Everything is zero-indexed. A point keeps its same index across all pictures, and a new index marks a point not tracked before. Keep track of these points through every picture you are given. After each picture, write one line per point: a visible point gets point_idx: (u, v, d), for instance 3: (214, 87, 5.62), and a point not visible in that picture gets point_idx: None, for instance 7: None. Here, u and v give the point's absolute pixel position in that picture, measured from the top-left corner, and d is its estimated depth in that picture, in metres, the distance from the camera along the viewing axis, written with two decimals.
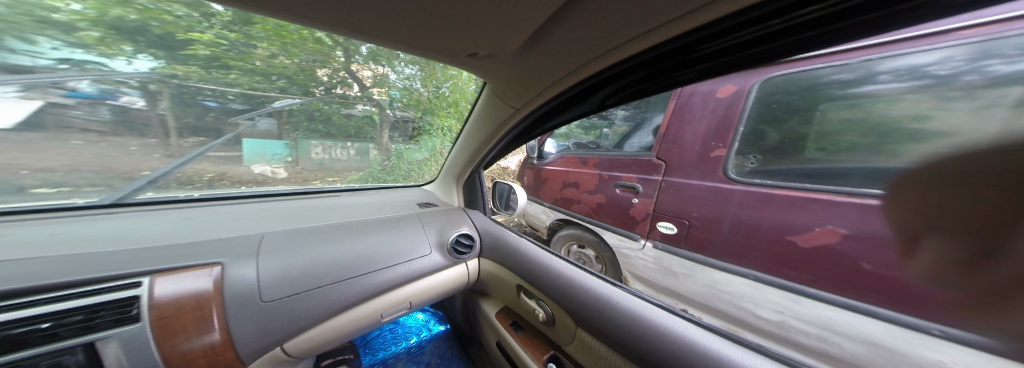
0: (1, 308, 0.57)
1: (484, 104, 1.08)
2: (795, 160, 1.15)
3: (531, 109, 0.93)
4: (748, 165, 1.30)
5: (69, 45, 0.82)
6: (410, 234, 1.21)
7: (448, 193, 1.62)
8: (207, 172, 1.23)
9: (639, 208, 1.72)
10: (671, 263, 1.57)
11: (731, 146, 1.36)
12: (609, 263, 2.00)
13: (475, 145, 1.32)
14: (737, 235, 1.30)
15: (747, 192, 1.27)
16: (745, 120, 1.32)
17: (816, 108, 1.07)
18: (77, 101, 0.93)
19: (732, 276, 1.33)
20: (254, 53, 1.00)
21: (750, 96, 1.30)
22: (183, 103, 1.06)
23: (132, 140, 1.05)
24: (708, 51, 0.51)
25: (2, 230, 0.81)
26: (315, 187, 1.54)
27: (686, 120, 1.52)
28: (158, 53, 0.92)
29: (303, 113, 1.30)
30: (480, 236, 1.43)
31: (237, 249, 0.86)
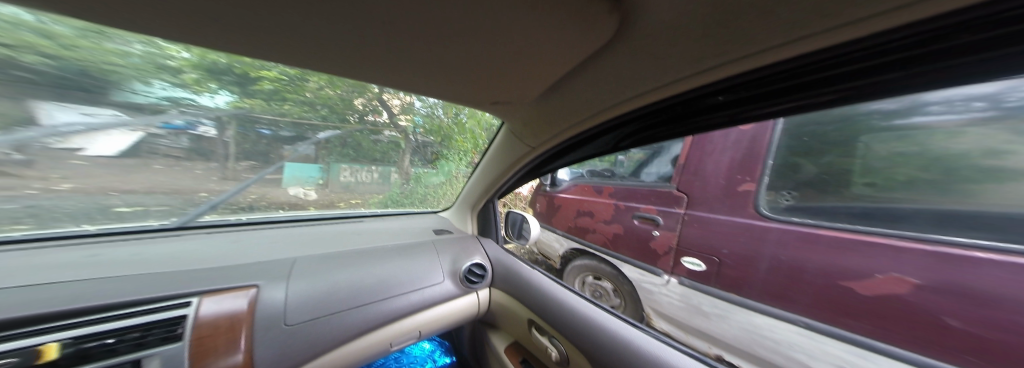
0: (83, 322, 0.65)
1: (502, 139, 1.13)
2: (840, 197, 1.06)
3: (546, 146, 0.95)
4: (782, 203, 1.20)
5: (173, 86, 0.98)
6: (427, 261, 1.20)
7: (462, 220, 1.63)
8: (251, 194, 1.34)
9: (660, 241, 1.61)
10: (700, 301, 1.42)
11: (761, 180, 1.28)
12: (629, 299, 1.83)
13: (491, 175, 1.35)
14: (779, 278, 1.16)
15: (785, 230, 1.16)
16: (773, 153, 1.25)
17: (857, 140, 0.99)
18: (167, 131, 1.08)
19: (774, 321, 1.17)
20: (306, 86, 1.10)
21: (778, 128, 1.24)
22: (243, 132, 1.21)
23: (198, 164, 1.18)
24: (731, 100, 0.51)
25: (94, 251, 0.93)
26: (342, 211, 1.63)
27: (707, 151, 1.46)
28: (235, 89, 1.06)
29: (339, 140, 1.44)
30: (491, 265, 1.39)
31: (269, 272, 0.89)
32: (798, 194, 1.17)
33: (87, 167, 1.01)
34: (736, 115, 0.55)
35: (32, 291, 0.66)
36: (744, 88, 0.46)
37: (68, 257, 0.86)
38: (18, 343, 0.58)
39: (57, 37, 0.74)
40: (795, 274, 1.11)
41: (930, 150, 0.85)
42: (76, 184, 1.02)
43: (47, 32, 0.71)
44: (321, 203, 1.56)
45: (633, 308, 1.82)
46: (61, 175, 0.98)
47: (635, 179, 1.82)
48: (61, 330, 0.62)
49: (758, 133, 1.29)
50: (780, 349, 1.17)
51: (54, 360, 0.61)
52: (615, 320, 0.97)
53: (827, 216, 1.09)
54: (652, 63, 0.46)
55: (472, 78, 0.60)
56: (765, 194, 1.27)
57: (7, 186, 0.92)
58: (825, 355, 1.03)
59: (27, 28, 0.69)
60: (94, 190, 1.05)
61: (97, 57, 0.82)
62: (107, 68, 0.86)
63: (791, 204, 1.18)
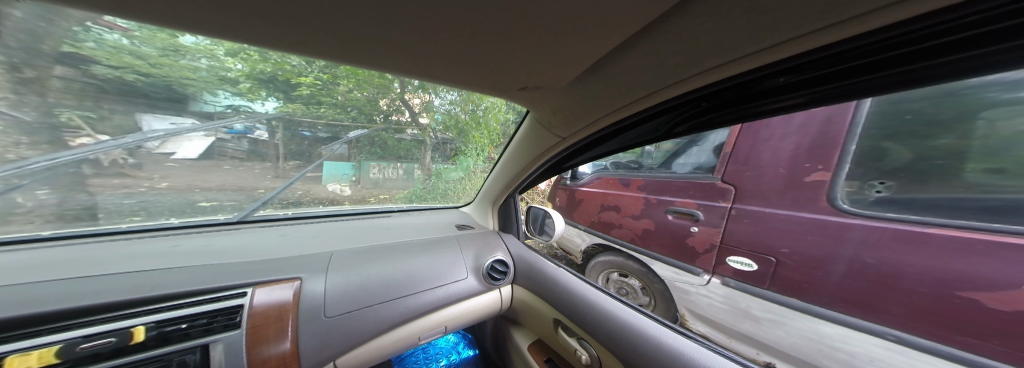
0: (165, 308, 0.72)
1: (524, 134, 1.08)
2: (951, 187, 0.85)
3: (572, 140, 0.89)
4: (869, 196, 0.99)
5: (233, 94, 1.11)
6: (454, 256, 1.21)
7: (484, 216, 1.61)
8: (298, 190, 1.44)
9: (700, 237, 1.46)
10: (749, 305, 1.26)
11: (838, 169, 1.06)
12: (661, 298, 1.70)
13: (513, 171, 1.30)
14: (857, 284, 0.98)
15: (871, 228, 0.96)
16: (855, 137, 1.03)
17: (976, 117, 0.81)
18: (234, 135, 1.21)
19: (848, 331, 0.99)
20: (337, 89, 1.19)
21: (863, 107, 1.03)
22: (292, 135, 1.32)
23: (257, 164, 1.30)
24: (811, 77, 0.41)
25: (176, 241, 1.04)
26: (373, 205, 1.69)
27: (763, 137, 1.27)
28: (280, 96, 1.18)
29: (368, 140, 1.49)
30: (514, 262, 1.36)
31: (313, 265, 0.94)
32: (893, 183, 0.95)
33: (177, 168, 1.16)
34: (815, 95, 0.45)
35: (124, 278, 0.73)
36: (835, 61, 0.36)
37: (158, 246, 0.97)
38: (114, 324, 0.65)
39: (146, 57, 0.91)
40: (881, 280, 0.92)
41: None
42: (171, 183, 1.18)
43: (139, 54, 0.90)
44: (354, 198, 1.62)
45: (664, 308, 1.69)
46: (160, 175, 1.15)
47: (664, 171, 1.71)
48: (148, 314, 0.69)
49: (834, 113, 1.08)
50: (853, 363, 0.99)
51: (142, 341, 0.68)
52: (650, 320, 0.90)
53: (935, 209, 0.87)
54: (711, 39, 0.38)
55: (498, 71, 0.55)
56: (844, 185, 1.05)
57: (125, 185, 1.09)
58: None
59: (128, 51, 0.87)
60: (183, 188, 1.21)
61: (175, 73, 0.97)
62: (185, 82, 1.01)
63: (881, 196, 0.96)
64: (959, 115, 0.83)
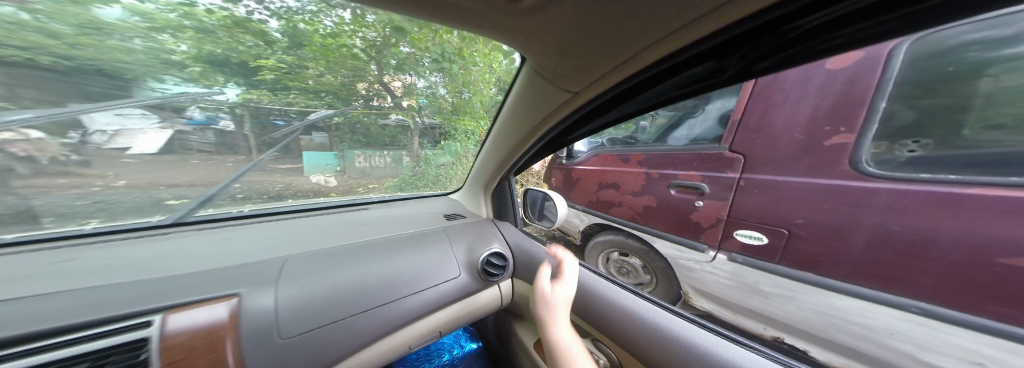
0: (8, 357, 0.49)
1: (517, 103, 0.90)
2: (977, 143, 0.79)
3: (580, 102, 0.72)
4: (901, 156, 0.93)
5: (184, 80, 0.91)
6: (442, 252, 1.09)
7: (475, 204, 1.47)
8: (278, 182, 1.27)
9: (705, 212, 1.42)
10: (756, 280, 1.24)
11: (864, 131, 1.00)
12: (662, 276, 1.63)
13: (503, 151, 1.16)
14: (874, 252, 0.94)
15: (901, 193, 0.90)
16: (885, 95, 0.95)
17: (982, 73, 0.78)
18: (195, 127, 1.02)
19: (866, 304, 0.94)
20: (306, 73, 1.06)
21: (894, 62, 0.93)
22: (260, 124, 1.12)
23: (229, 157, 1.11)
24: (881, 4, 0.27)
25: (71, 255, 0.80)
26: (353, 197, 1.48)
27: (777, 101, 1.22)
28: (240, 81, 0.98)
29: (347, 125, 1.30)
30: (513, 254, 1.24)
31: (256, 276, 0.75)
32: (929, 141, 0.89)
33: (135, 165, 0.97)
34: (900, 21, 0.30)
35: None
36: None
37: (38, 263, 0.75)
38: None
39: (59, 36, 0.70)
40: (910, 248, 0.87)
41: None
42: (130, 181, 0.98)
43: (51, 32, 0.69)
44: (341, 189, 1.45)
45: (665, 287, 1.63)
46: (116, 172, 0.94)
47: (660, 144, 1.69)
48: None
49: (858, 72, 1.00)
50: (866, 335, 0.94)
51: None
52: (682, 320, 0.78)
53: (974, 168, 0.79)
54: None
55: None
56: (871, 146, 1.00)
57: (75, 185, 0.90)
58: (952, 348, 0.78)
59: (31, 28, 0.67)
60: (145, 185, 1.01)
61: (104, 55, 0.76)
62: (120, 66, 0.80)
63: (914, 155, 0.90)
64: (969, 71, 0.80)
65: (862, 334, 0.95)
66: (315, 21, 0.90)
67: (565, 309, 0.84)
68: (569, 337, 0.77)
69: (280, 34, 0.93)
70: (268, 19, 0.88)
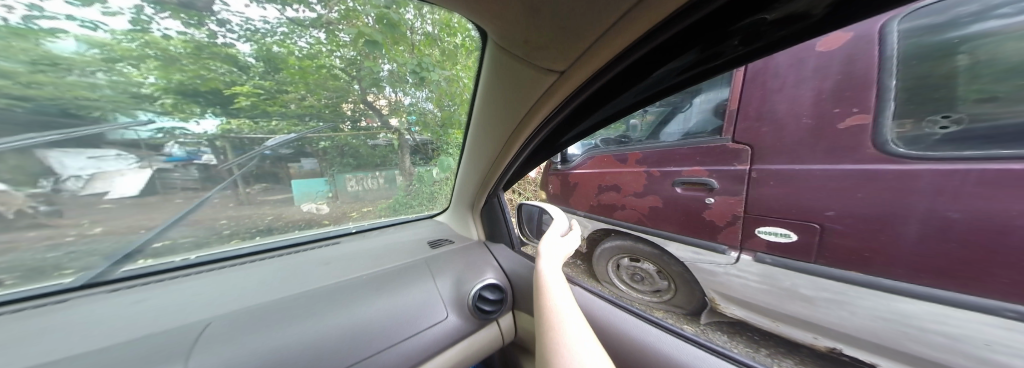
0: None
1: (494, 101, 0.76)
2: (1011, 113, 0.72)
3: (567, 91, 0.58)
4: (933, 133, 0.85)
5: (159, 114, 0.76)
6: (424, 290, 0.95)
7: (464, 225, 1.33)
8: (267, 214, 1.10)
9: (718, 210, 1.32)
10: (794, 283, 1.10)
11: (880, 110, 0.93)
12: (680, 281, 1.48)
13: (485, 161, 1.03)
14: (936, 244, 0.82)
15: (946, 173, 0.81)
16: (891, 72, 0.90)
17: (955, 52, 0.81)
18: (176, 164, 0.86)
19: (942, 309, 0.82)
20: (284, 96, 0.90)
21: (890, 39, 0.91)
22: (246, 155, 0.96)
23: (214, 192, 0.95)
24: None
25: None
26: (322, 229, 1.26)
27: (773, 87, 1.18)
28: (217, 110, 0.83)
29: (335, 148, 1.14)
30: (508, 282, 1.12)
31: (164, 353, 0.59)
32: (960, 115, 0.81)
33: (113, 210, 0.80)
34: None
35: None
36: None
37: None
38: None
39: (11, 75, 0.55)
40: (979, 238, 0.76)
41: (1008, 57, 0.73)
42: (109, 227, 0.80)
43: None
44: (334, 216, 1.29)
45: (686, 293, 1.45)
46: (91, 220, 0.78)
47: (653, 141, 1.61)
48: None
49: (854, 50, 0.97)
50: (957, 347, 0.81)
51: None
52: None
53: None
54: None
55: None
56: (892, 126, 0.92)
57: (39, 238, 0.73)
58: None
59: None
60: (125, 230, 0.82)
61: (66, 93, 0.62)
62: (86, 104, 0.65)
63: (949, 132, 0.82)
64: (941, 50, 0.82)
65: (949, 346, 0.81)
66: (289, 43, 0.81)
67: (558, 258, 0.75)
68: (554, 276, 0.67)
69: (254, 58, 0.79)
70: (237, 43, 0.74)
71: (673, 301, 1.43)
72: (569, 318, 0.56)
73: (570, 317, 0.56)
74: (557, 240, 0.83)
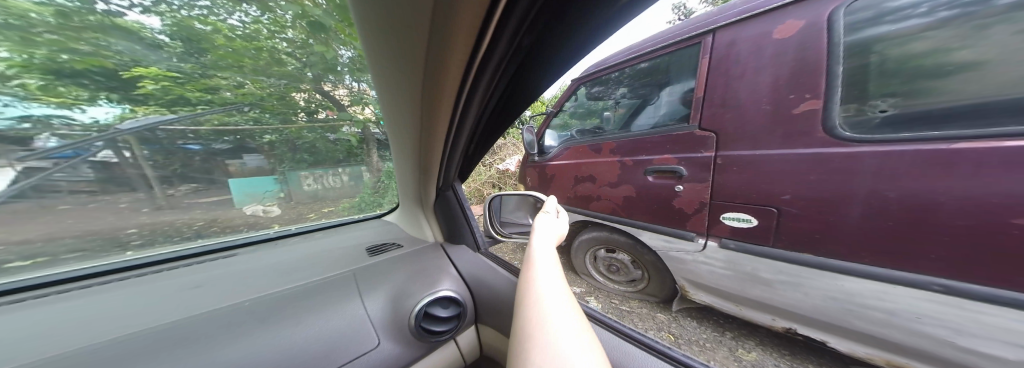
0: None
1: (380, 60, 0.47)
2: (931, 99, 0.82)
3: (473, 27, 0.32)
4: (874, 117, 0.91)
5: (20, 99, 0.59)
6: (346, 313, 0.66)
7: (417, 225, 1.05)
8: (197, 220, 0.97)
9: (687, 197, 1.33)
10: (755, 267, 1.16)
11: (830, 95, 0.98)
12: (652, 269, 1.61)
13: (410, 153, 0.76)
14: (882, 222, 0.86)
15: (887, 156, 0.85)
16: (839, 59, 0.96)
17: (870, 51, 0.91)
18: (54, 162, 0.68)
19: (879, 285, 0.88)
20: (216, 79, 0.73)
21: (836, 27, 0.97)
22: (163, 150, 0.82)
23: (123, 196, 0.81)
24: None
25: None
26: (230, 235, 1.05)
27: (735, 74, 1.21)
28: (113, 95, 0.66)
29: (285, 143, 1.02)
30: (466, 292, 0.85)
31: None
32: (894, 100, 0.88)
33: None
34: None
35: None
36: None
37: None
38: None
39: None
40: (912, 214, 0.81)
41: (889, 55, 0.87)
42: None
43: None
44: (289, 218, 1.19)
45: (658, 282, 1.62)
46: None
47: (621, 132, 1.69)
48: None
49: (805, 38, 1.02)
50: (892, 320, 0.88)
51: None
52: None
53: (957, 122, 0.77)
54: None
55: None
56: (840, 111, 0.97)
57: None
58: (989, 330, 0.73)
59: None
60: None
61: None
62: None
63: (887, 114, 0.88)
64: (859, 48, 0.93)
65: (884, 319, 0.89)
66: (216, 20, 0.60)
67: (552, 236, 0.68)
68: (546, 252, 0.59)
69: (166, 36, 0.61)
70: (129, 12, 0.54)
71: (647, 289, 1.67)
72: (549, 295, 0.45)
73: (553, 293, 0.45)
74: (550, 221, 0.74)
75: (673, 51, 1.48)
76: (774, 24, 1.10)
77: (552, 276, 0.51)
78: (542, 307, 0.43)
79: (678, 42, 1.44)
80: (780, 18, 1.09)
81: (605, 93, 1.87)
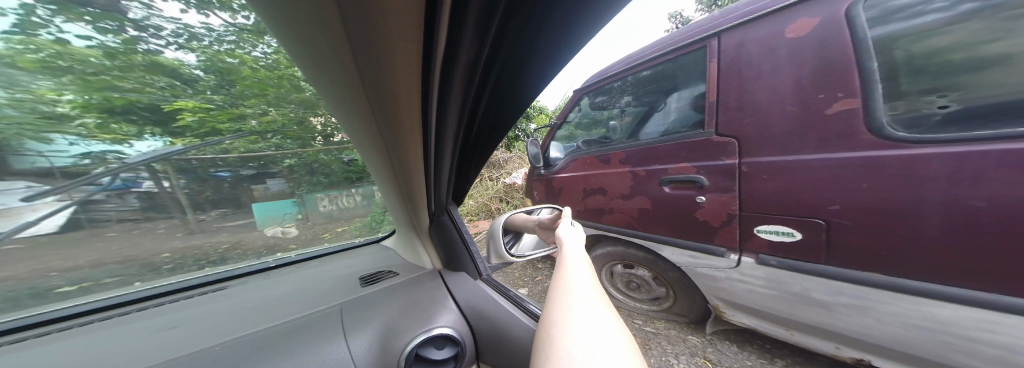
0: None
1: (327, 83, 0.40)
2: (983, 92, 0.74)
3: (414, 23, 0.25)
4: (930, 114, 0.80)
5: (82, 138, 0.66)
6: (329, 353, 0.59)
7: (414, 250, 1.00)
8: (223, 243, 1.01)
9: (711, 209, 1.21)
10: (805, 287, 1.01)
11: (867, 93, 0.87)
12: (679, 288, 1.46)
13: (392, 178, 0.72)
14: (973, 236, 0.72)
15: (957, 158, 0.73)
16: (868, 53, 0.87)
17: (892, 48, 0.85)
18: (104, 193, 0.76)
19: (982, 315, 0.73)
20: (237, 110, 0.75)
21: (858, 21, 0.89)
22: (198, 178, 0.86)
23: (161, 223, 0.87)
24: None
25: None
26: (228, 266, 1.02)
27: (750, 76, 1.12)
28: (157, 129, 0.71)
29: (303, 167, 1.04)
30: (468, 323, 0.79)
31: None
32: (955, 94, 0.78)
33: (22, 251, 0.72)
34: None
35: None
36: None
37: None
38: None
39: None
40: (1007, 227, 0.67)
41: (912, 53, 0.82)
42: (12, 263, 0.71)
43: None
44: (304, 238, 1.20)
45: (685, 301, 1.46)
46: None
47: (631, 140, 1.60)
48: None
49: (823, 35, 0.94)
50: (1010, 360, 0.72)
51: None
52: None
53: None
54: None
55: None
56: (885, 109, 0.85)
57: None
58: None
59: None
60: (28, 274, 0.72)
61: None
62: None
63: (950, 110, 0.78)
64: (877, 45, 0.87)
65: (1002, 357, 0.72)
66: (242, 53, 0.60)
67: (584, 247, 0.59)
68: (579, 268, 0.51)
69: (201, 70, 0.63)
70: (166, 50, 0.56)
71: (673, 308, 1.53)
72: (586, 324, 0.38)
73: (580, 289, 0.45)
74: (574, 232, 0.64)
75: (675, 58, 1.43)
76: (784, 23, 1.03)
77: (589, 299, 0.43)
78: (576, 318, 0.39)
79: (678, 48, 1.40)
80: (788, 18, 1.03)
81: (609, 102, 1.82)
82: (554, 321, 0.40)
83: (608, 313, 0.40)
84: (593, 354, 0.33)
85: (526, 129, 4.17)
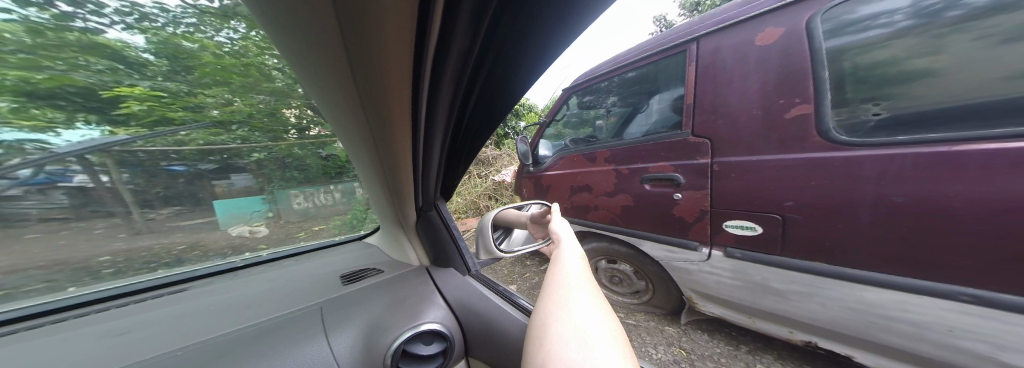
0: None
1: (309, 74, 0.38)
2: (910, 102, 0.84)
3: (406, 15, 0.24)
4: (868, 120, 0.90)
5: None
6: (308, 353, 0.56)
7: (400, 247, 0.98)
8: (177, 243, 0.93)
9: (686, 205, 1.29)
10: (765, 277, 1.12)
11: (819, 100, 0.97)
12: (657, 280, 1.55)
13: (377, 172, 0.70)
14: (898, 228, 0.83)
15: (888, 160, 0.84)
16: (822, 63, 0.97)
17: (841, 58, 0.95)
18: (22, 188, 0.66)
19: (903, 296, 0.85)
20: (200, 100, 0.68)
21: (816, 33, 0.99)
22: (146, 173, 0.78)
23: (98, 222, 0.77)
24: None
25: None
26: (187, 268, 0.95)
27: (723, 81, 1.20)
28: (93, 117, 0.63)
29: (274, 162, 0.98)
30: (455, 319, 0.79)
31: None
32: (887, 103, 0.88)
33: None
34: None
35: None
36: None
37: None
38: None
39: None
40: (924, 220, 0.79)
41: (859, 64, 0.92)
42: None
43: None
44: (274, 238, 1.13)
45: (663, 292, 1.55)
46: None
47: (615, 140, 1.66)
48: None
49: (786, 44, 1.04)
50: (923, 334, 0.85)
51: None
52: None
53: (954, 124, 0.76)
54: None
55: None
56: (832, 115, 0.96)
57: None
58: None
59: None
60: None
61: None
62: None
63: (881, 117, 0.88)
64: (830, 56, 0.96)
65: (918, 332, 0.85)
66: (202, 37, 0.54)
67: (570, 240, 0.61)
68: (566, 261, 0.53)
69: (151, 54, 0.55)
70: (110, 30, 0.49)
71: (652, 300, 1.61)
72: (575, 313, 0.39)
73: (570, 282, 0.47)
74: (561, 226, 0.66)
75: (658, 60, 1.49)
76: (754, 32, 1.12)
77: (578, 290, 0.44)
78: (566, 308, 0.41)
79: (661, 51, 1.46)
80: (758, 27, 1.12)
81: (596, 101, 1.87)
82: (549, 313, 0.41)
83: (594, 302, 0.42)
84: (582, 339, 0.35)
85: (515, 127, 4.20)
